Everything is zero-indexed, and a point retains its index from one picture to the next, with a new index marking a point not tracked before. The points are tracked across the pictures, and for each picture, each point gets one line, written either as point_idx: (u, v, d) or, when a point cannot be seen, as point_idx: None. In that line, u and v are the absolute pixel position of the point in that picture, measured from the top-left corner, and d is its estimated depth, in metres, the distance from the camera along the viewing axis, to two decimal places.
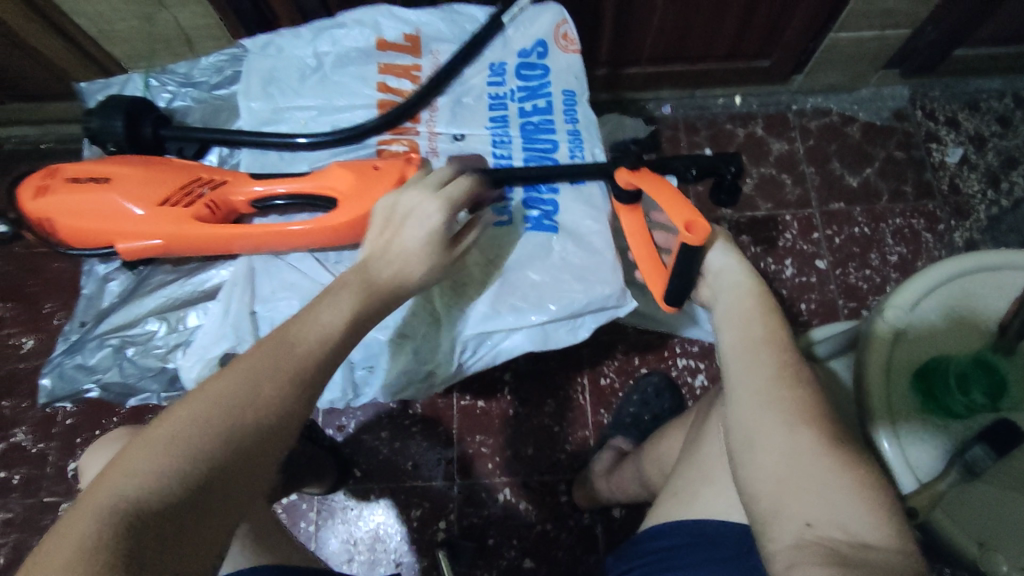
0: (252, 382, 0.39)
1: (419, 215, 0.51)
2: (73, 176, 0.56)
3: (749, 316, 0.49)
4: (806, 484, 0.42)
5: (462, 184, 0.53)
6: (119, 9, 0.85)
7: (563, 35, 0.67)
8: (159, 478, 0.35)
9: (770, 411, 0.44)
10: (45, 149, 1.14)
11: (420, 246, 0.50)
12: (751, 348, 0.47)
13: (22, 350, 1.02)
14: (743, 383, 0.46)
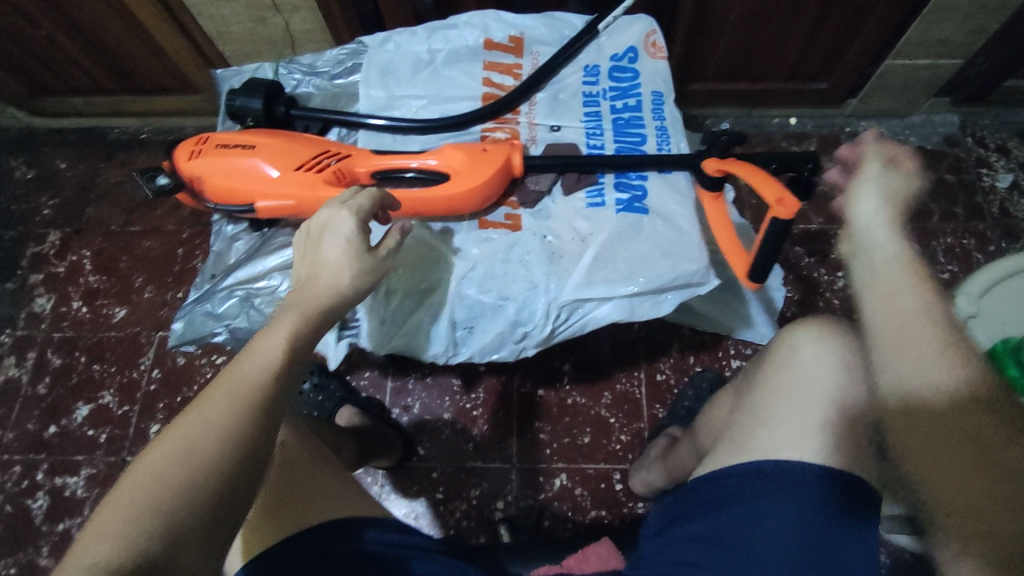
0: (225, 399, 0.43)
1: (335, 231, 0.56)
2: (223, 143, 0.64)
3: (917, 296, 0.42)
4: (969, 476, 0.38)
5: (368, 195, 0.59)
6: (239, 12, 0.94)
7: (652, 43, 0.74)
8: (141, 511, 0.38)
9: (931, 393, 0.40)
10: (144, 139, 1.23)
11: (345, 256, 0.54)
12: (923, 347, 0.40)
13: (113, 320, 1.09)
14: (895, 358, 0.41)
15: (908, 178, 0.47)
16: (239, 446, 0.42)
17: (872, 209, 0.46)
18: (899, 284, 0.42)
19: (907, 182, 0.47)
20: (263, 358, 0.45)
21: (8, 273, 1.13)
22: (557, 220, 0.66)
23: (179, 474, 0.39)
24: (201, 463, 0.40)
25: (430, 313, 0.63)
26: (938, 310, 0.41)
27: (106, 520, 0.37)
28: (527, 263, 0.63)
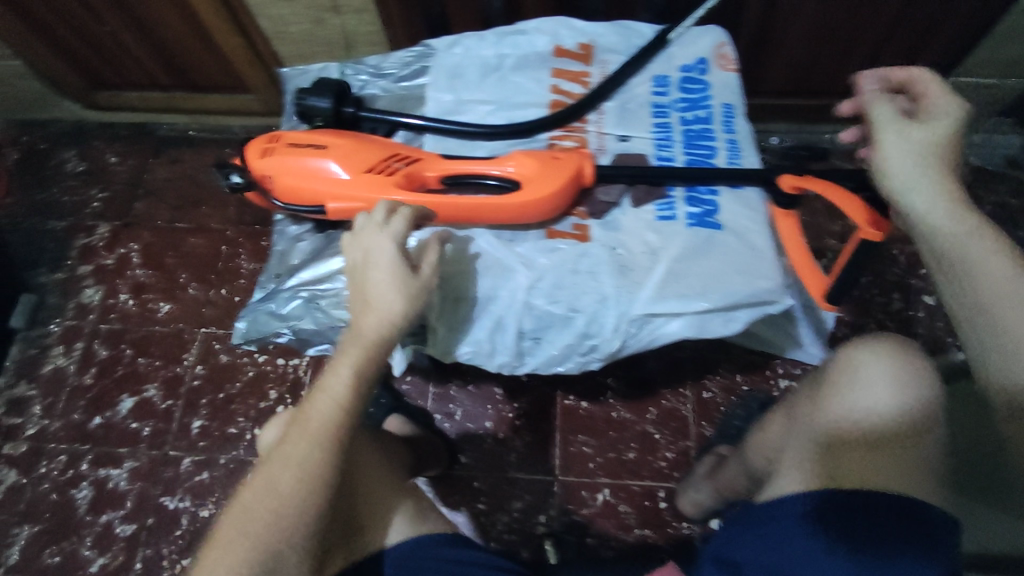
0: (299, 441, 0.50)
1: (376, 260, 0.56)
2: (295, 142, 0.63)
3: (1000, 265, 0.50)
4: None
5: (402, 216, 0.58)
6: (299, 12, 0.94)
7: (722, 54, 0.72)
8: (237, 539, 0.47)
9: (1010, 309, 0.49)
10: (193, 136, 1.25)
11: (394, 285, 0.55)
12: (1019, 319, 0.48)
13: (159, 314, 1.09)
14: (978, 290, 0.50)
15: (942, 108, 0.57)
16: (313, 483, 0.49)
17: (922, 154, 0.55)
18: (976, 249, 0.51)
19: (943, 116, 0.56)
20: (329, 399, 0.52)
21: (57, 263, 1.14)
22: (627, 232, 0.65)
23: (272, 506, 0.48)
24: (284, 498, 0.49)
25: (497, 322, 0.62)
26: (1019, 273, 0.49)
27: (220, 544, 0.48)
28: (596, 275, 0.62)
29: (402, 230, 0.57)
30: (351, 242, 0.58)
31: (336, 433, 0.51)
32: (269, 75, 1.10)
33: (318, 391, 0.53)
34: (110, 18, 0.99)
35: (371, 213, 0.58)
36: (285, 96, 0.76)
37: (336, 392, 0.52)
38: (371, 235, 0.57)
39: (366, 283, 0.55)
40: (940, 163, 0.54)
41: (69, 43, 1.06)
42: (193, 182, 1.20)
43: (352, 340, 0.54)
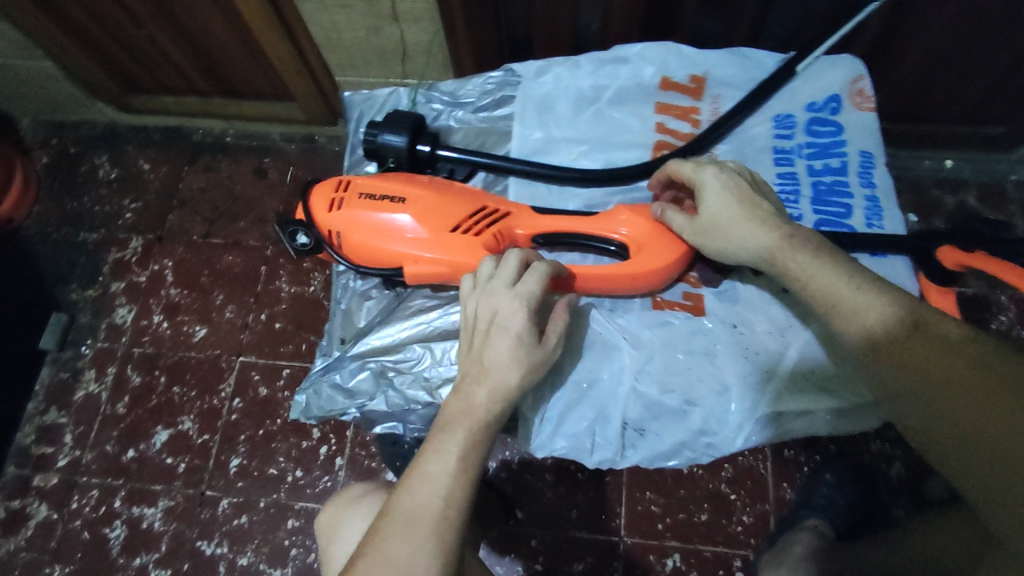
0: (400, 539, 0.42)
1: (502, 322, 0.48)
2: (367, 192, 0.55)
3: (820, 260, 0.48)
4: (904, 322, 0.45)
5: (535, 274, 0.50)
6: (354, 20, 0.85)
7: (858, 91, 0.62)
8: None
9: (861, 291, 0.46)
10: (228, 142, 1.16)
11: (516, 359, 0.47)
12: (847, 294, 0.46)
13: (194, 339, 1.02)
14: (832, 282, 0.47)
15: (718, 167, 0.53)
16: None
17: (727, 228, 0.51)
18: (796, 266, 0.48)
19: (708, 174, 0.52)
20: (434, 489, 0.44)
21: (90, 279, 1.08)
22: (748, 306, 0.56)
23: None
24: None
25: (600, 410, 0.53)
26: (830, 256, 0.48)
27: None
28: (715, 358, 0.54)
29: (536, 294, 0.49)
30: (473, 292, 0.50)
31: (444, 528, 0.43)
32: (314, 84, 1.00)
33: (416, 475, 0.45)
34: (146, 19, 0.90)
35: (497, 269, 0.50)
36: (348, 125, 0.69)
37: (442, 477, 0.44)
38: (495, 295, 0.49)
39: (485, 346, 0.48)
40: (742, 222, 0.50)
41: (102, 44, 0.98)
42: (228, 194, 1.12)
43: (461, 415, 0.46)
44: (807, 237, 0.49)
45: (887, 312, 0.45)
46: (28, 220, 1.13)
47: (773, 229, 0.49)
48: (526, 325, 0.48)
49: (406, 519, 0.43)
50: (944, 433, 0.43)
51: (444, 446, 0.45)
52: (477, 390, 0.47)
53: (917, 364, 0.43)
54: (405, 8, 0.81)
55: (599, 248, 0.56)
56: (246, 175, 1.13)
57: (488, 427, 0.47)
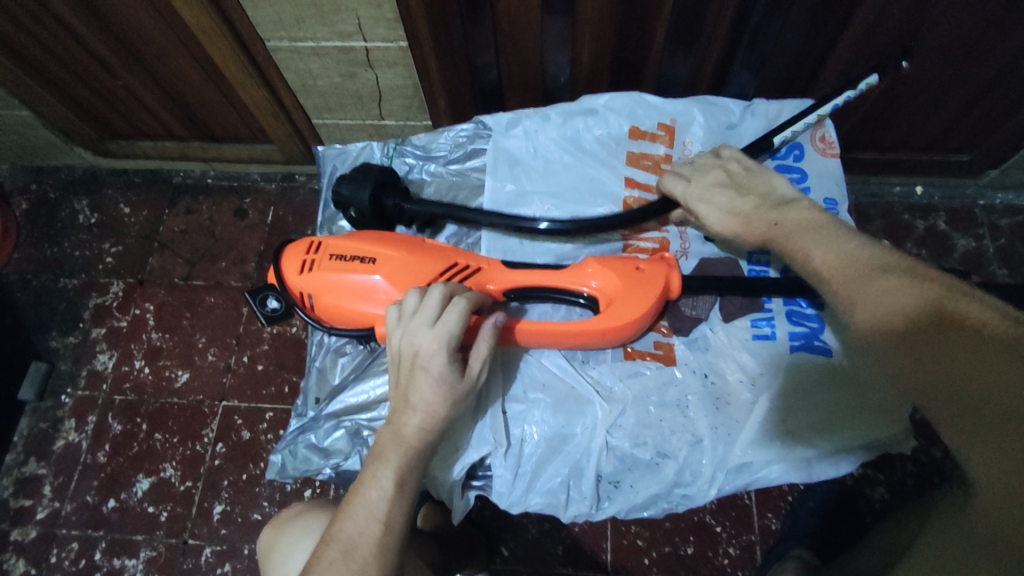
0: (343, 565, 0.42)
1: (423, 363, 0.48)
2: (338, 253, 0.56)
3: (836, 253, 0.49)
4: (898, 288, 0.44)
5: (455, 308, 0.50)
6: (329, 67, 0.86)
7: (820, 137, 0.66)
8: None
9: (865, 273, 0.46)
10: (209, 184, 1.16)
11: (437, 398, 0.48)
12: (861, 289, 0.45)
13: (175, 384, 1.02)
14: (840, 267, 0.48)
15: (698, 175, 0.60)
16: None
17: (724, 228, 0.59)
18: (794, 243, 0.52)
19: (694, 181, 0.60)
20: (370, 514, 0.44)
21: (70, 326, 1.07)
22: (719, 354, 0.56)
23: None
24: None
25: (573, 466, 0.53)
26: (856, 255, 0.48)
27: None
28: (687, 410, 0.54)
29: (459, 325, 0.49)
30: (397, 327, 0.50)
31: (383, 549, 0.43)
32: (291, 126, 1.01)
33: (355, 501, 0.45)
34: (120, 68, 0.91)
35: (420, 304, 0.50)
36: (321, 178, 0.71)
37: (380, 500, 0.45)
38: (416, 332, 0.49)
39: (410, 386, 0.48)
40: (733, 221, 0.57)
41: (77, 93, 0.98)
42: (209, 235, 1.12)
43: (393, 445, 0.47)
44: (808, 229, 0.52)
45: (904, 305, 0.43)
46: (7, 267, 1.12)
47: (758, 219, 0.55)
48: (448, 362, 0.48)
49: (349, 543, 0.43)
50: (963, 429, 0.38)
51: (382, 471, 0.46)
52: (407, 416, 0.48)
53: (925, 356, 0.41)
54: (379, 56, 0.82)
55: (572, 300, 0.57)
56: (226, 215, 1.13)
57: (421, 451, 0.47)
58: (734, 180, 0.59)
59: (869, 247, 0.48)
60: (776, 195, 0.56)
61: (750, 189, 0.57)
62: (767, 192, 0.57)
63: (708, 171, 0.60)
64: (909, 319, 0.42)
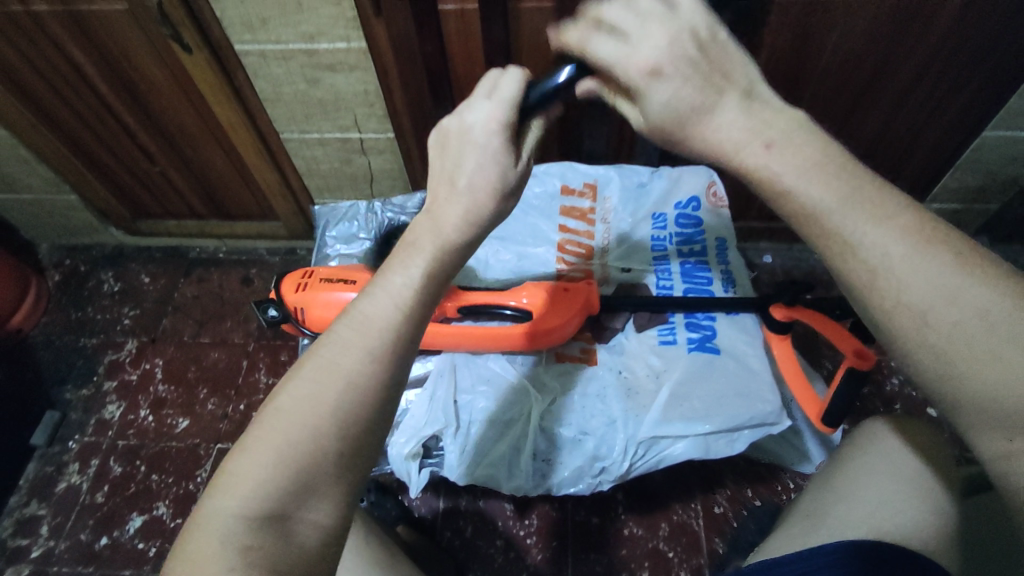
0: (352, 344, 0.43)
1: (477, 137, 0.48)
2: (326, 277, 0.71)
3: (885, 226, 0.40)
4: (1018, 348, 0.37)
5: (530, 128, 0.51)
6: (329, 153, 1.07)
7: (713, 193, 0.81)
8: (262, 469, 0.40)
9: (976, 289, 0.38)
10: (221, 257, 1.34)
11: (495, 173, 0.48)
12: (966, 309, 0.38)
13: (175, 430, 1.12)
14: (937, 276, 0.39)
15: (659, 37, 0.43)
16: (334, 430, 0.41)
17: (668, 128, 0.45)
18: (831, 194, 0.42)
19: (643, 47, 0.43)
20: (387, 302, 0.45)
21: (84, 380, 1.19)
22: (631, 356, 0.70)
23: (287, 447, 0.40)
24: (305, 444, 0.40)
25: (512, 445, 0.65)
26: (904, 221, 0.41)
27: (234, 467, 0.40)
28: (605, 398, 0.67)
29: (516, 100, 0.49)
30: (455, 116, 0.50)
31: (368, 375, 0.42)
32: (295, 204, 1.20)
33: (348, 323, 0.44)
34: (160, 157, 1.12)
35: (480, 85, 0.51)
36: (316, 229, 0.88)
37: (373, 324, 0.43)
38: (474, 111, 0.49)
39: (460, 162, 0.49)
40: (686, 118, 0.44)
41: (121, 179, 1.18)
42: (218, 299, 1.27)
43: (429, 237, 0.48)
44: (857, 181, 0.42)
45: (976, 305, 0.38)
46: (34, 329, 1.26)
47: (735, 127, 0.43)
48: (505, 134, 0.48)
49: (360, 330, 0.43)
50: None
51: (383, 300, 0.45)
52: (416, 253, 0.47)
53: (992, 372, 0.38)
54: (371, 144, 1.03)
55: (502, 313, 0.70)
56: (234, 283, 1.30)
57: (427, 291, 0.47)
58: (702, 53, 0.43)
59: (949, 237, 0.40)
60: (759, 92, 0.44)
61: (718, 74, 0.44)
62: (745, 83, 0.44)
63: (663, 24, 0.43)
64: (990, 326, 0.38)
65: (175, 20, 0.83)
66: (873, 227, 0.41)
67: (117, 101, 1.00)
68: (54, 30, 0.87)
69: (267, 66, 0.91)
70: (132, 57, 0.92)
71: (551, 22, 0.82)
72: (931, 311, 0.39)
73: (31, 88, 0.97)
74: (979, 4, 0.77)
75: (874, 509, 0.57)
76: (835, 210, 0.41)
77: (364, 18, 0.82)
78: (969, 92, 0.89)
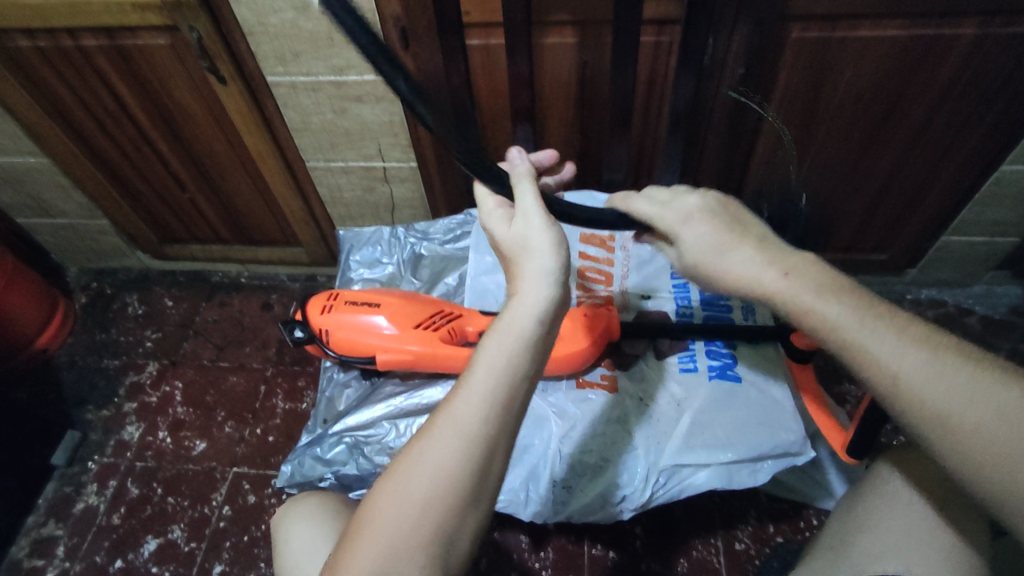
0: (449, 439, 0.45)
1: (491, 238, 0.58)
2: (351, 299, 0.72)
3: (889, 327, 0.48)
4: (1008, 418, 0.43)
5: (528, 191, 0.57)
6: (353, 181, 1.10)
7: None
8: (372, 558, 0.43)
9: (959, 370, 0.45)
10: (242, 282, 1.36)
11: (509, 238, 0.55)
12: (956, 389, 0.45)
13: (193, 452, 1.12)
14: (923, 358, 0.46)
15: (681, 203, 0.58)
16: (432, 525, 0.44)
17: (701, 263, 0.56)
18: (827, 306, 0.50)
19: (670, 208, 0.58)
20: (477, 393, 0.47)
21: (105, 401, 1.21)
22: (652, 383, 0.70)
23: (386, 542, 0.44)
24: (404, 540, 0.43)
25: (532, 471, 0.65)
26: (910, 329, 0.47)
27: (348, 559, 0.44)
28: (625, 425, 0.66)
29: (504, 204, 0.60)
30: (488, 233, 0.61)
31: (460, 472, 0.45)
32: (318, 231, 1.23)
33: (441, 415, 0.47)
34: (191, 185, 1.15)
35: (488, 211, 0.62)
36: (340, 254, 0.89)
37: (465, 422, 0.46)
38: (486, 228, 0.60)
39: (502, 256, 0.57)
40: (710, 253, 0.55)
41: (151, 206, 1.21)
42: (238, 324, 1.29)
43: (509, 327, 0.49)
44: (845, 290, 0.50)
45: (990, 406, 0.44)
46: (59, 350, 1.28)
47: (752, 264, 0.53)
48: (496, 225, 0.58)
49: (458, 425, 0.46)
50: None
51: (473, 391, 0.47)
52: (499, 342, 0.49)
53: (987, 437, 0.44)
54: (394, 172, 1.06)
55: None
56: (254, 308, 1.32)
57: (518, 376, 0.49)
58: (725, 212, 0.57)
59: (927, 330, 0.48)
60: (772, 240, 0.55)
61: (743, 227, 0.56)
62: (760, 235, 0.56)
63: (688, 199, 0.58)
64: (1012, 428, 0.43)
65: (213, 54, 0.87)
66: (861, 319, 0.48)
67: (153, 131, 1.04)
68: (100, 63, 0.92)
69: (297, 98, 0.94)
70: (170, 89, 0.96)
71: (572, 57, 0.85)
72: (925, 388, 0.45)
73: (73, 117, 1.02)
74: (989, 41, 0.79)
75: (908, 545, 0.57)
76: (826, 299, 0.50)
77: (392, 52, 0.85)
78: (984, 128, 0.90)
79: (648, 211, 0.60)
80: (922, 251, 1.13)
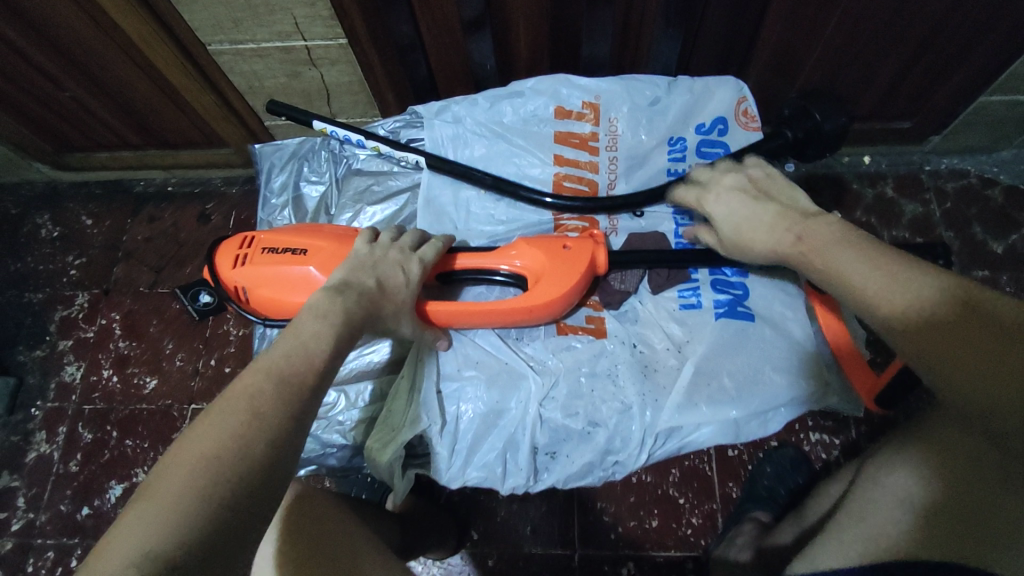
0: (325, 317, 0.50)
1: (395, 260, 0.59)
2: (269, 247, 0.60)
3: (857, 259, 0.49)
4: (893, 276, 0.46)
5: (433, 246, 0.62)
6: (273, 67, 0.87)
7: (744, 111, 0.73)
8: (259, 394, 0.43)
9: (863, 253, 0.49)
10: (170, 191, 1.17)
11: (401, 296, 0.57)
12: (855, 263, 0.48)
13: (144, 391, 1.03)
14: (836, 245, 0.51)
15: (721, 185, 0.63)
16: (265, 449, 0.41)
17: (740, 233, 0.59)
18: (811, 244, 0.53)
19: (711, 192, 0.63)
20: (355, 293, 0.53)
21: (37, 340, 1.08)
22: (647, 324, 0.64)
23: (191, 474, 0.38)
24: (245, 441, 0.41)
25: (510, 441, 0.61)
26: (853, 241, 0.50)
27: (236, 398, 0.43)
28: (617, 379, 0.61)
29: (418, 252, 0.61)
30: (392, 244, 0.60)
31: (287, 411, 0.43)
32: (243, 128, 1.02)
33: (233, 394, 0.43)
34: (67, 82, 0.92)
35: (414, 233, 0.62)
36: (260, 172, 0.79)
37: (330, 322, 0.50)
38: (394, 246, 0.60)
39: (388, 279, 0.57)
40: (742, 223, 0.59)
41: (26, 108, 0.98)
42: (172, 241, 1.13)
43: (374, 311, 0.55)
44: (835, 235, 0.52)
45: (890, 273, 0.46)
46: None
47: (771, 225, 0.56)
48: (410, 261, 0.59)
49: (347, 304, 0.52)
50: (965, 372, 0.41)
51: (244, 401, 0.42)
52: (281, 354, 0.46)
53: (883, 294, 0.46)
54: (320, 53, 0.83)
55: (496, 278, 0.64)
56: (188, 222, 1.14)
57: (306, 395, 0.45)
58: (755, 187, 0.61)
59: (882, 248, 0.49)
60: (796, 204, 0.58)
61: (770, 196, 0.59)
62: (786, 202, 0.58)
63: (726, 182, 0.63)
64: (901, 304, 0.44)
65: None
66: (807, 233, 0.53)
67: None
68: None
69: None
70: None
71: None
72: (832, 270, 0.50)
73: None
74: None
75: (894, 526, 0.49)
76: (790, 229, 0.55)
77: None
78: None
79: (688, 190, 0.66)
80: (958, 113, 0.94)
